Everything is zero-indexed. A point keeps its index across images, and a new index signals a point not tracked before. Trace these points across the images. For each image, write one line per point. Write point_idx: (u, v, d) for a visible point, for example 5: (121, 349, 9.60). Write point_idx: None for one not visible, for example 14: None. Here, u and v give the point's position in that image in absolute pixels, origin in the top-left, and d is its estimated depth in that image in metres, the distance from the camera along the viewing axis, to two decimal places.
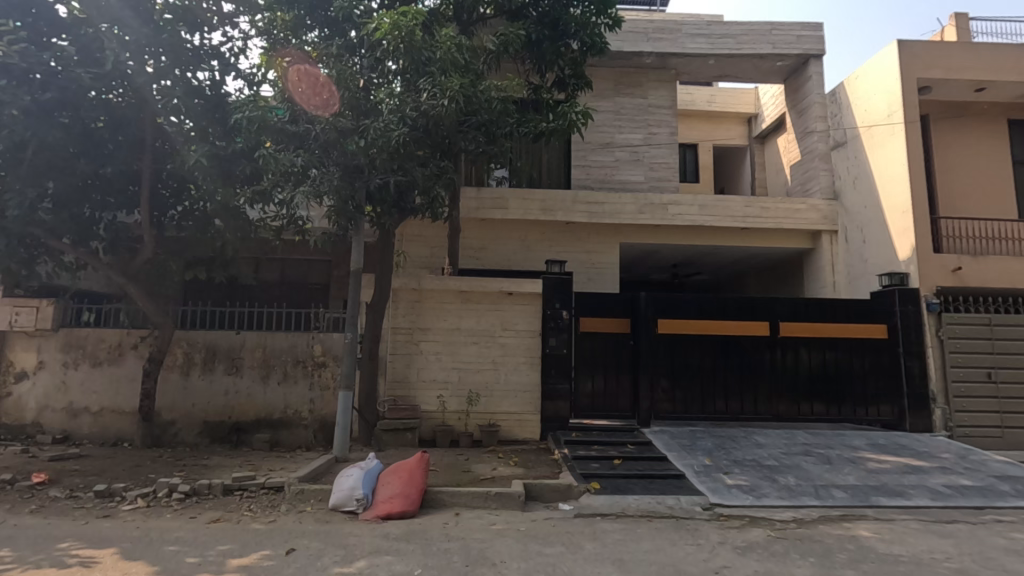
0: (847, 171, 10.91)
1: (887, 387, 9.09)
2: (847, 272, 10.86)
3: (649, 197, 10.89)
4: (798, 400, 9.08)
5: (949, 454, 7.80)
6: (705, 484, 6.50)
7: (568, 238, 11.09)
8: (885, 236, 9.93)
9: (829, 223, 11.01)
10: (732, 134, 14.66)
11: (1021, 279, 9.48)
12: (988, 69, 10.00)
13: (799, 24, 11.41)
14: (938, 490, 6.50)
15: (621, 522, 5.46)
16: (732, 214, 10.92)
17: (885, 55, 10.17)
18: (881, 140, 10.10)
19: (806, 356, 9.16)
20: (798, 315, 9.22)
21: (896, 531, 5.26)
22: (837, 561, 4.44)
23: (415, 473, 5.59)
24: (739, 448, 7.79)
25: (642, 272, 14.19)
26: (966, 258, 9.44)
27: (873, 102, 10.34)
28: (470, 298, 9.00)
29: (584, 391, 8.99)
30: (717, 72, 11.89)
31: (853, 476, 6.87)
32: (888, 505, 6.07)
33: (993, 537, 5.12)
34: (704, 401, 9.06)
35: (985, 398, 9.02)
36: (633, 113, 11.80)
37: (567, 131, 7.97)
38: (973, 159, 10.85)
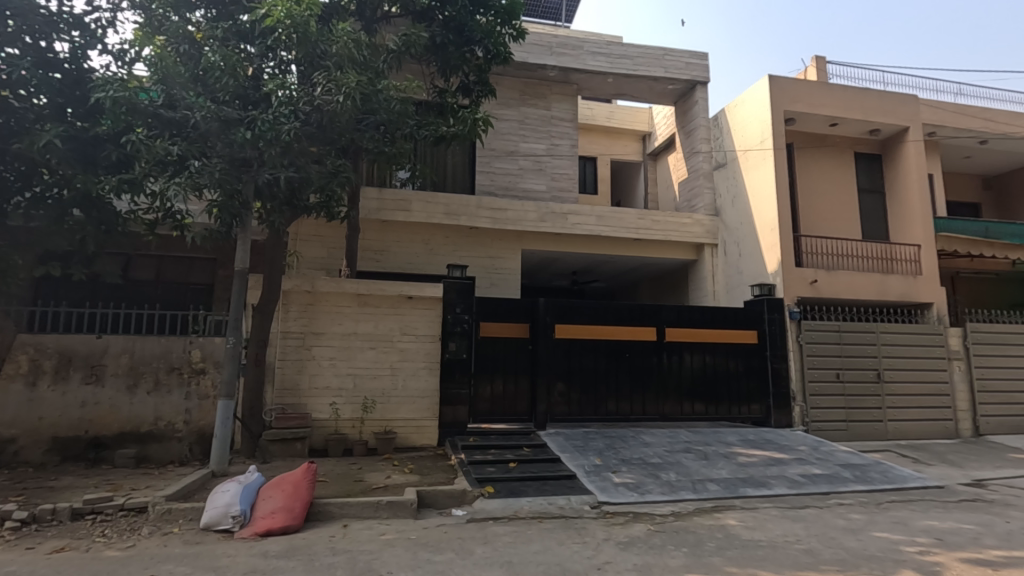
0: (726, 190, 11.97)
1: (758, 388, 10.02)
2: (725, 282, 11.85)
3: (551, 206, 11.22)
4: (682, 400, 9.75)
5: (805, 446, 8.77)
6: (595, 483, 6.78)
7: (471, 243, 11.11)
8: (757, 251, 10.99)
9: (711, 237, 11.99)
10: (628, 150, 15.50)
11: (864, 292, 10.87)
12: (840, 107, 11.41)
13: (688, 53, 12.34)
14: (794, 479, 7.27)
15: (512, 524, 5.55)
16: (626, 225, 11.54)
17: (758, 87, 11.31)
18: (755, 163, 11.19)
19: (689, 359, 9.88)
20: (683, 321, 9.92)
21: (758, 519, 5.80)
22: (707, 550, 4.80)
23: (300, 485, 5.32)
24: (628, 447, 8.21)
25: (544, 279, 14.58)
26: (821, 272, 10.70)
27: (750, 129, 11.45)
28: (368, 302, 8.73)
29: (483, 395, 9.05)
30: (616, 90, 12.54)
31: (726, 470, 7.51)
32: (753, 495, 6.69)
33: (836, 519, 5.80)
34: (597, 403, 9.45)
35: (835, 396, 10.21)
36: (537, 123, 12.12)
37: (469, 137, 8.00)
38: (828, 184, 12.32)
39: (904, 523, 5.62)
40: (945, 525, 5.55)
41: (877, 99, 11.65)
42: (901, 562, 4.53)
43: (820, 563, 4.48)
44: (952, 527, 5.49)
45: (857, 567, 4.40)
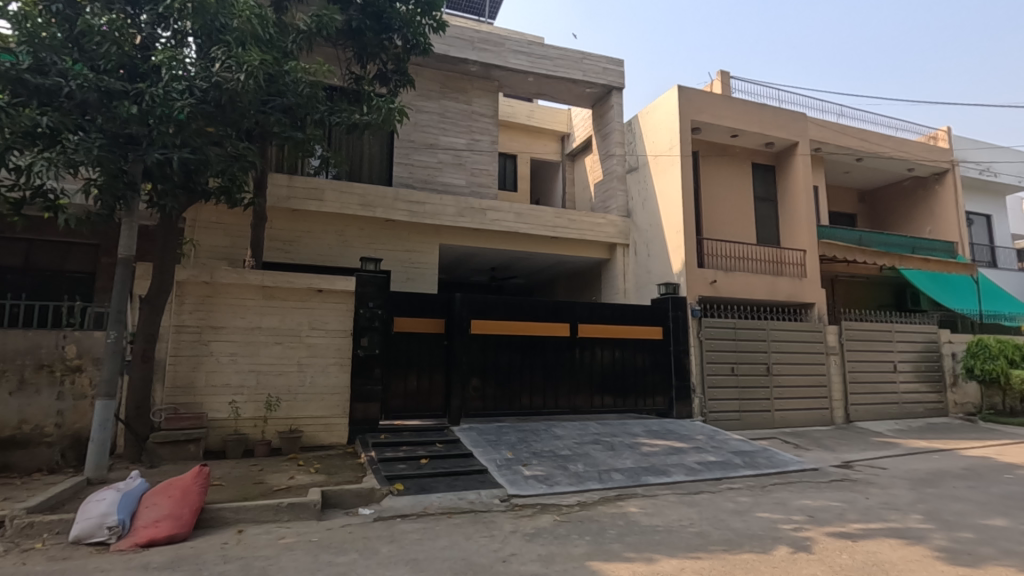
0: (638, 192, 12.54)
1: (662, 382, 10.59)
2: (635, 280, 12.41)
3: (470, 201, 11.20)
4: (593, 394, 10.11)
5: (702, 435, 9.39)
6: (505, 476, 6.88)
7: (387, 236, 10.85)
8: (664, 252, 11.60)
9: (623, 237, 12.50)
10: (547, 149, 15.77)
11: (756, 292, 11.80)
12: (741, 120, 12.28)
13: (605, 58, 12.76)
14: (691, 467, 7.76)
15: (421, 521, 5.50)
16: (543, 223, 11.75)
17: (668, 97, 11.91)
18: (664, 168, 11.79)
19: (600, 354, 10.26)
20: (595, 318, 10.28)
21: (657, 505, 6.13)
22: (609, 537, 5.01)
23: (189, 490, 4.95)
24: (539, 440, 8.39)
25: (462, 274, 14.53)
26: (720, 273, 11.50)
27: (660, 135, 12.04)
28: (274, 295, 8.28)
29: (397, 391, 8.90)
30: (536, 89, 12.71)
31: (630, 459, 7.88)
32: (653, 483, 7.08)
33: (725, 502, 6.27)
34: (511, 398, 9.57)
35: (730, 388, 11.00)
36: (457, 117, 12.03)
37: (384, 127, 7.77)
38: (728, 192, 13.22)
39: (783, 503, 6.17)
40: (816, 503, 6.15)
41: (772, 115, 12.65)
42: (778, 539, 4.96)
43: (709, 544, 4.81)
44: (822, 505, 6.10)
45: (741, 545, 4.77)
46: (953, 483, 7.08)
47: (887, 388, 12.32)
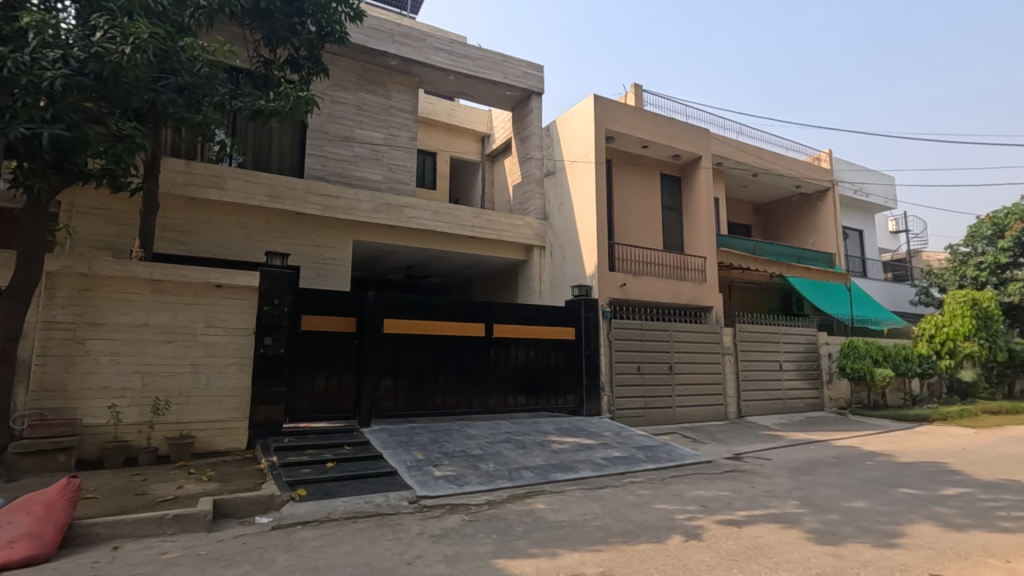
0: (555, 196, 12.85)
1: (573, 381, 10.92)
2: (550, 282, 12.70)
3: (386, 197, 10.94)
4: (506, 394, 10.22)
5: (609, 431, 9.78)
6: (415, 477, 6.79)
7: (296, 230, 10.33)
8: (578, 255, 11.97)
9: (540, 239, 12.75)
10: (468, 149, 15.75)
11: (662, 295, 12.48)
12: (651, 132, 12.94)
13: (526, 63, 12.96)
14: (597, 462, 8.06)
15: (323, 527, 5.29)
16: (461, 222, 11.72)
17: (585, 105, 12.30)
18: (579, 174, 12.17)
19: (514, 354, 10.40)
20: (510, 318, 10.41)
21: (563, 501, 6.31)
22: (515, 534, 5.08)
23: (53, 506, 4.44)
24: (451, 440, 8.35)
25: (378, 272, 14.18)
26: (630, 277, 12.06)
27: (577, 142, 12.41)
28: (165, 289, 7.63)
29: (303, 392, 8.52)
30: (456, 88, 12.66)
31: (540, 457, 8.05)
32: (561, 479, 7.27)
33: (627, 495, 6.57)
34: (424, 399, 9.45)
35: (637, 386, 11.54)
36: (374, 111, 11.71)
37: (293, 115, 7.38)
38: (639, 199, 13.88)
39: (679, 495, 6.56)
40: (708, 493, 6.61)
41: (680, 129, 13.45)
42: (672, 529, 5.27)
43: (610, 536, 5.01)
44: (713, 494, 6.55)
45: (639, 536, 5.01)
46: (825, 470, 7.86)
47: (774, 385, 13.47)
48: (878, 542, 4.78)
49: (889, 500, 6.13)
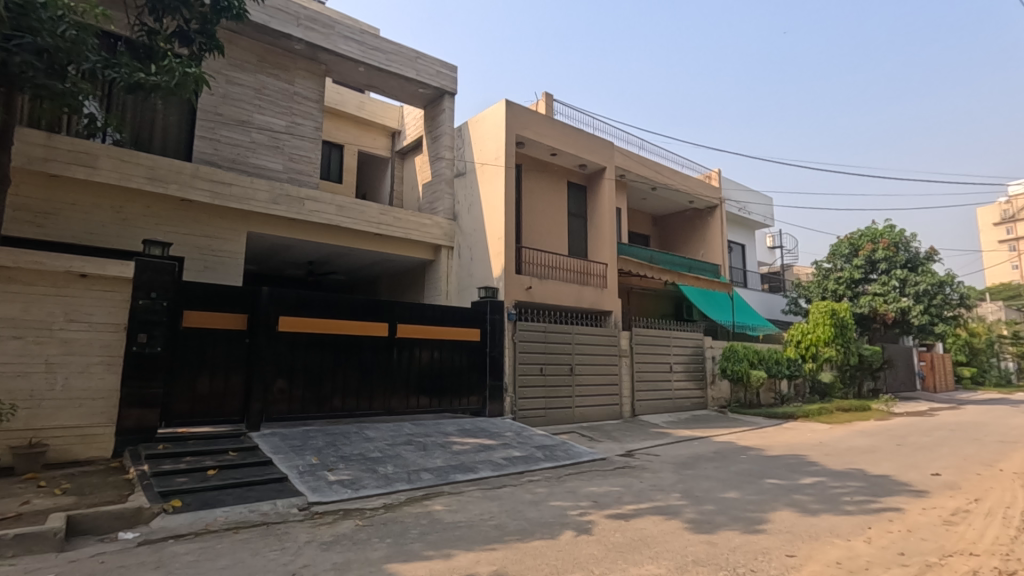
0: (464, 197, 12.87)
1: (477, 382, 10.99)
2: (457, 282, 12.67)
3: (286, 188, 10.37)
4: (409, 395, 10.06)
5: (510, 432, 9.93)
6: (307, 483, 6.47)
7: (181, 218, 9.49)
8: (485, 257, 12.06)
9: (448, 240, 12.70)
10: (377, 144, 15.32)
11: (566, 299, 12.90)
12: (560, 140, 13.35)
13: (439, 62, 12.86)
14: (497, 462, 8.16)
15: (200, 540, 4.90)
16: (367, 219, 11.38)
17: (496, 109, 12.44)
18: (489, 177, 12.28)
19: (418, 355, 10.27)
20: (415, 319, 10.28)
21: (461, 502, 6.31)
22: (410, 537, 5.00)
23: None
24: (349, 443, 8.06)
25: (275, 266, 13.39)
26: (535, 280, 12.34)
27: (488, 145, 12.51)
28: (15, 278, 6.70)
29: (183, 394, 7.82)
30: (366, 81, 12.29)
31: (440, 458, 8.00)
32: (460, 480, 7.27)
33: (525, 494, 6.70)
34: (321, 400, 9.04)
35: (539, 387, 11.81)
36: (276, 96, 11.06)
37: (179, 92, 6.77)
38: (547, 205, 14.25)
39: (574, 491, 6.81)
40: (601, 489, 6.92)
41: (586, 141, 14.01)
42: (565, 524, 5.45)
43: (505, 535, 5.09)
44: (605, 490, 6.86)
45: (533, 534, 5.13)
46: (705, 464, 8.53)
47: (665, 386, 14.38)
48: (746, 528, 5.26)
49: (757, 490, 6.78)
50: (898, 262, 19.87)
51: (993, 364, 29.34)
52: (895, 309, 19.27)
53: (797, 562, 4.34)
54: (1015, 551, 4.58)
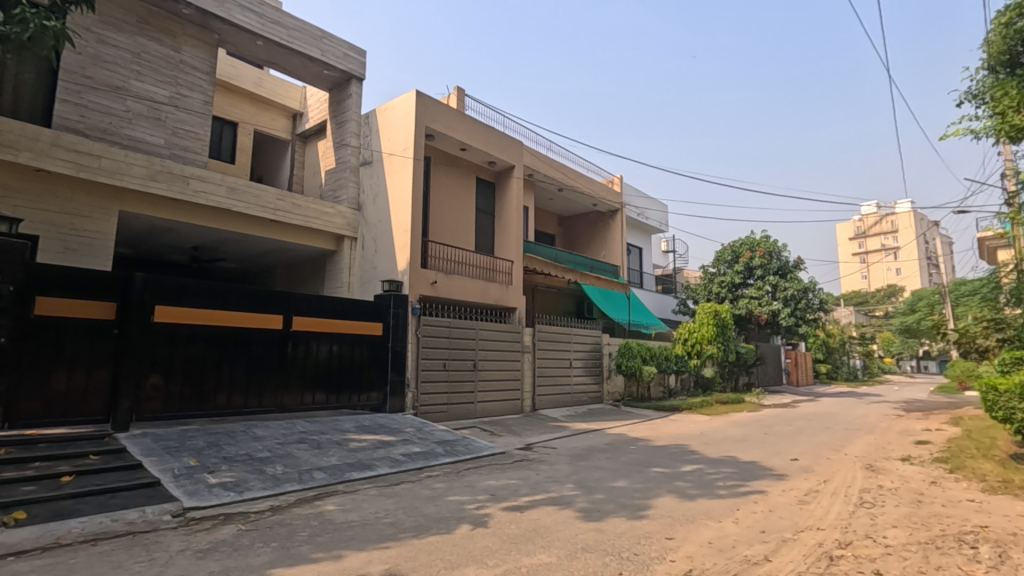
0: (370, 187, 12.48)
1: (378, 377, 10.74)
2: (360, 274, 12.26)
3: (168, 165, 9.45)
4: (304, 391, 9.62)
5: (410, 427, 9.80)
6: (184, 487, 5.95)
7: (36, 190, 8.31)
8: (390, 250, 11.76)
9: (351, 230, 12.25)
10: (276, 125, 14.39)
11: (471, 295, 12.94)
12: (469, 136, 13.34)
13: (346, 44, 12.35)
14: (395, 459, 8.02)
15: (49, 555, 4.34)
16: (263, 204, 10.67)
17: (406, 99, 12.17)
18: (396, 168, 11.99)
19: (315, 349, 9.85)
20: (311, 311, 9.85)
21: (355, 501, 6.12)
22: (298, 540, 4.77)
23: None
24: (233, 443, 7.52)
25: (153, 250, 12.17)
26: (441, 275, 12.25)
27: (396, 135, 12.22)
28: None
29: (32, 392, 6.85)
30: (266, 56, 11.51)
31: (335, 456, 7.71)
32: (355, 478, 7.05)
33: (422, 490, 6.64)
34: (203, 397, 8.38)
35: (442, 383, 11.72)
36: (158, 63, 10.03)
37: (33, 47, 5.95)
38: (455, 200, 14.19)
39: (472, 486, 6.85)
40: (498, 482, 7.03)
41: (496, 138, 14.12)
42: (461, 519, 5.47)
43: (399, 532, 5.01)
44: (502, 484, 6.98)
45: (428, 529, 5.10)
46: (598, 455, 8.95)
47: (564, 381, 14.88)
48: (632, 515, 5.58)
49: (643, 478, 7.24)
50: (772, 269, 22.04)
51: (844, 360, 33.48)
52: (767, 311, 21.46)
53: (675, 544, 4.69)
54: (852, 524, 5.27)
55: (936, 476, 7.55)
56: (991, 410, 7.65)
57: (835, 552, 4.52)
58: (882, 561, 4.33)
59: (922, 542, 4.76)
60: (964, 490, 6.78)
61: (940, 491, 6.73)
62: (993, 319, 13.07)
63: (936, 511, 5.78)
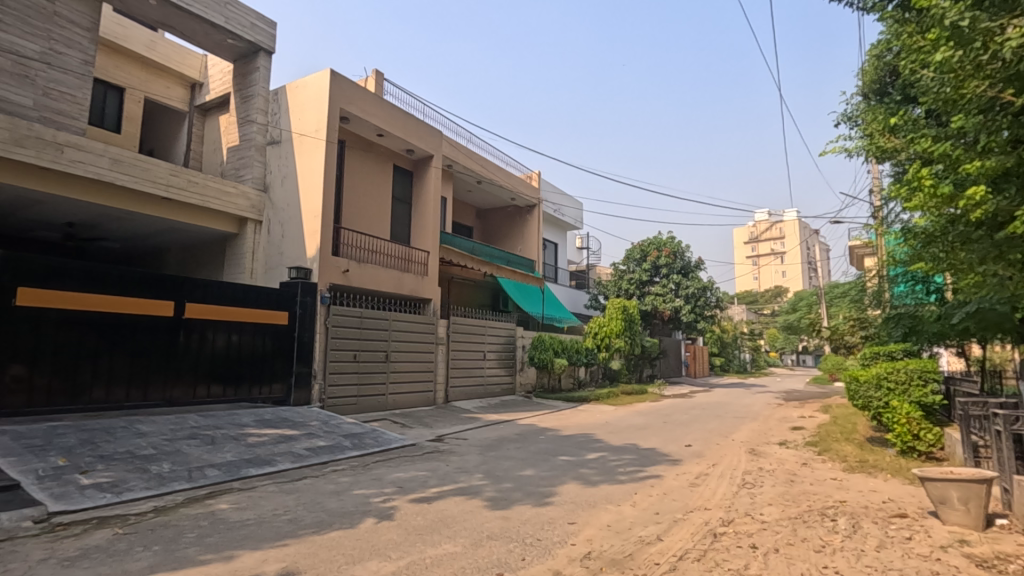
0: (277, 168, 11.80)
1: (281, 368, 10.27)
2: (265, 260, 11.58)
3: (36, 129, 8.38)
4: (197, 383, 9.02)
5: (316, 421, 9.43)
6: (49, 490, 5.33)
7: None
8: (299, 235, 11.19)
9: (256, 213, 11.53)
10: (172, 94, 13.18)
11: (385, 285, 12.63)
12: (386, 121, 12.97)
13: (254, 14, 11.57)
14: (298, 453, 7.68)
15: None
16: (153, 179, 9.76)
17: (319, 77, 11.60)
18: (307, 149, 11.41)
19: (210, 338, 9.25)
20: (207, 298, 9.22)
21: (252, 498, 5.79)
22: (184, 542, 4.45)
23: None
24: (112, 441, 6.85)
25: (17, 225, 10.74)
26: (353, 264, 11.84)
27: (307, 115, 11.62)
28: None
29: None
30: (160, 18, 10.50)
31: (231, 452, 7.25)
32: (253, 475, 6.67)
33: (326, 484, 6.41)
34: (76, 390, 7.58)
35: (352, 374, 11.34)
36: (26, 13, 8.85)
37: None
38: (370, 187, 13.74)
39: (379, 479, 6.72)
40: (407, 474, 6.95)
41: (414, 126, 13.85)
42: (366, 512, 5.36)
43: (299, 529, 4.81)
44: (411, 476, 6.91)
45: (330, 525, 4.94)
46: (508, 446, 9.10)
47: (478, 373, 14.95)
48: (537, 502, 5.74)
49: (549, 466, 7.47)
50: (675, 268, 23.43)
51: (735, 354, 36.34)
52: (670, 307, 22.84)
53: (576, 528, 4.88)
54: (735, 503, 5.76)
55: (807, 458, 8.43)
56: (853, 398, 8.62)
57: (718, 529, 4.92)
58: (758, 535, 4.76)
59: (792, 517, 5.30)
60: (828, 469, 7.62)
61: (810, 471, 7.51)
62: (858, 319, 14.75)
63: (805, 488, 6.46)
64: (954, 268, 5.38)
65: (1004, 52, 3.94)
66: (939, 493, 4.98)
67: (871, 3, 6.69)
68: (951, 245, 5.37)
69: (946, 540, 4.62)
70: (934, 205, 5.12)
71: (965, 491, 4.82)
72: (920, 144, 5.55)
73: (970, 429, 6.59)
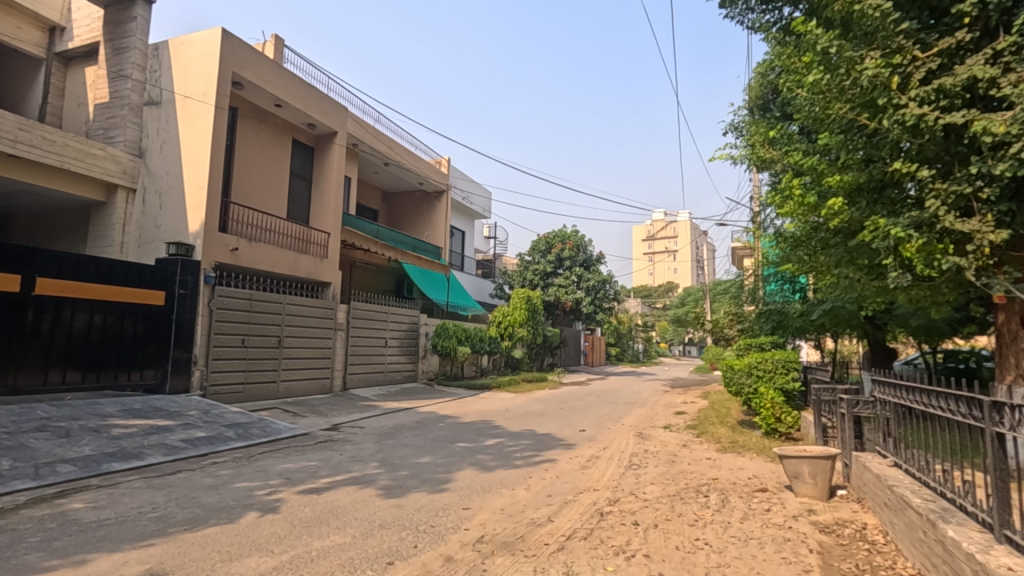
0: (155, 132, 10.65)
1: (155, 353, 9.34)
2: (138, 234, 10.42)
3: None
4: (49, 369, 7.98)
5: (194, 410, 8.69)
6: None
7: None
8: (179, 207, 10.17)
9: (128, 179, 10.34)
10: (22, 36, 11.26)
11: (278, 266, 11.84)
12: (285, 91, 12.13)
13: None
14: (172, 446, 7.03)
15: None
16: None
17: (208, 35, 10.58)
18: (192, 114, 10.39)
19: (67, 319, 8.20)
20: (64, 273, 8.15)
21: (113, 496, 5.22)
22: (24, 548, 3.90)
23: None
24: None
25: None
26: (243, 242, 10.97)
27: (193, 76, 10.57)
28: None
29: None
30: None
31: (89, 446, 6.47)
32: (115, 470, 6.00)
33: (203, 478, 5.93)
34: None
35: (238, 360, 10.53)
36: None
37: None
38: (264, 160, 12.79)
39: (263, 471, 6.33)
40: (295, 465, 6.61)
41: (316, 99, 13.11)
42: (248, 506, 5.03)
43: (168, 527, 4.41)
44: (300, 466, 6.58)
45: (204, 521, 4.57)
46: (406, 433, 8.96)
47: (378, 360, 14.54)
48: (432, 489, 5.70)
49: (446, 453, 7.46)
50: (578, 261, 24.26)
51: (630, 344, 38.55)
52: (571, 298, 23.66)
53: (470, 513, 4.91)
54: (621, 483, 6.10)
55: (686, 440, 9.13)
56: (728, 384, 9.44)
57: (605, 508, 5.17)
58: (640, 513, 5.08)
59: (671, 494, 5.71)
60: (705, 450, 8.30)
61: (688, 451, 8.15)
62: (736, 313, 16.16)
63: (683, 468, 6.99)
64: (815, 270, 6.01)
65: (863, 80, 4.35)
66: (794, 469, 5.59)
67: (759, 22, 7.20)
68: (813, 249, 5.97)
69: (796, 510, 5.21)
70: (801, 212, 5.69)
71: (815, 466, 5.45)
72: (793, 157, 6.09)
73: (821, 412, 7.47)
